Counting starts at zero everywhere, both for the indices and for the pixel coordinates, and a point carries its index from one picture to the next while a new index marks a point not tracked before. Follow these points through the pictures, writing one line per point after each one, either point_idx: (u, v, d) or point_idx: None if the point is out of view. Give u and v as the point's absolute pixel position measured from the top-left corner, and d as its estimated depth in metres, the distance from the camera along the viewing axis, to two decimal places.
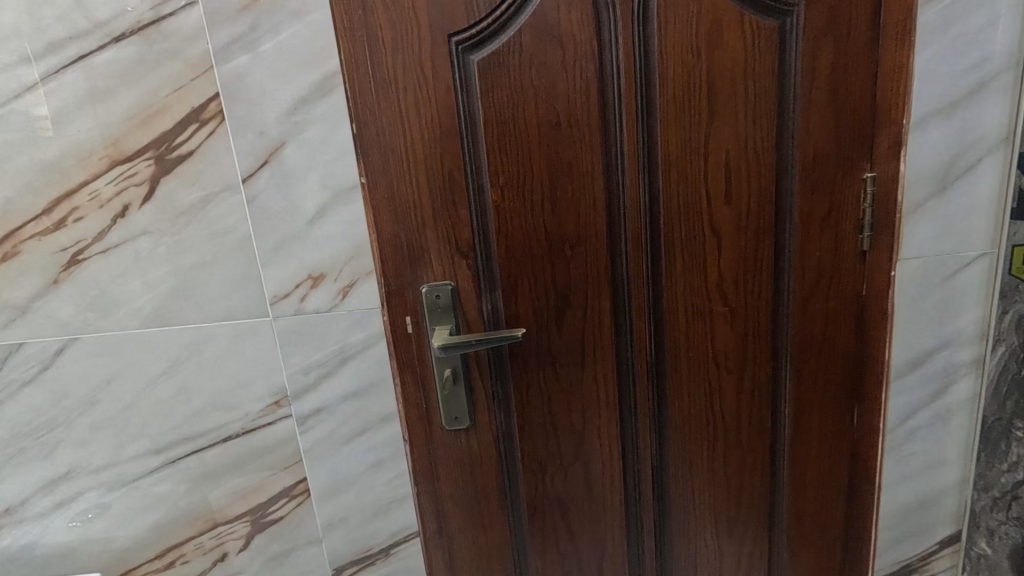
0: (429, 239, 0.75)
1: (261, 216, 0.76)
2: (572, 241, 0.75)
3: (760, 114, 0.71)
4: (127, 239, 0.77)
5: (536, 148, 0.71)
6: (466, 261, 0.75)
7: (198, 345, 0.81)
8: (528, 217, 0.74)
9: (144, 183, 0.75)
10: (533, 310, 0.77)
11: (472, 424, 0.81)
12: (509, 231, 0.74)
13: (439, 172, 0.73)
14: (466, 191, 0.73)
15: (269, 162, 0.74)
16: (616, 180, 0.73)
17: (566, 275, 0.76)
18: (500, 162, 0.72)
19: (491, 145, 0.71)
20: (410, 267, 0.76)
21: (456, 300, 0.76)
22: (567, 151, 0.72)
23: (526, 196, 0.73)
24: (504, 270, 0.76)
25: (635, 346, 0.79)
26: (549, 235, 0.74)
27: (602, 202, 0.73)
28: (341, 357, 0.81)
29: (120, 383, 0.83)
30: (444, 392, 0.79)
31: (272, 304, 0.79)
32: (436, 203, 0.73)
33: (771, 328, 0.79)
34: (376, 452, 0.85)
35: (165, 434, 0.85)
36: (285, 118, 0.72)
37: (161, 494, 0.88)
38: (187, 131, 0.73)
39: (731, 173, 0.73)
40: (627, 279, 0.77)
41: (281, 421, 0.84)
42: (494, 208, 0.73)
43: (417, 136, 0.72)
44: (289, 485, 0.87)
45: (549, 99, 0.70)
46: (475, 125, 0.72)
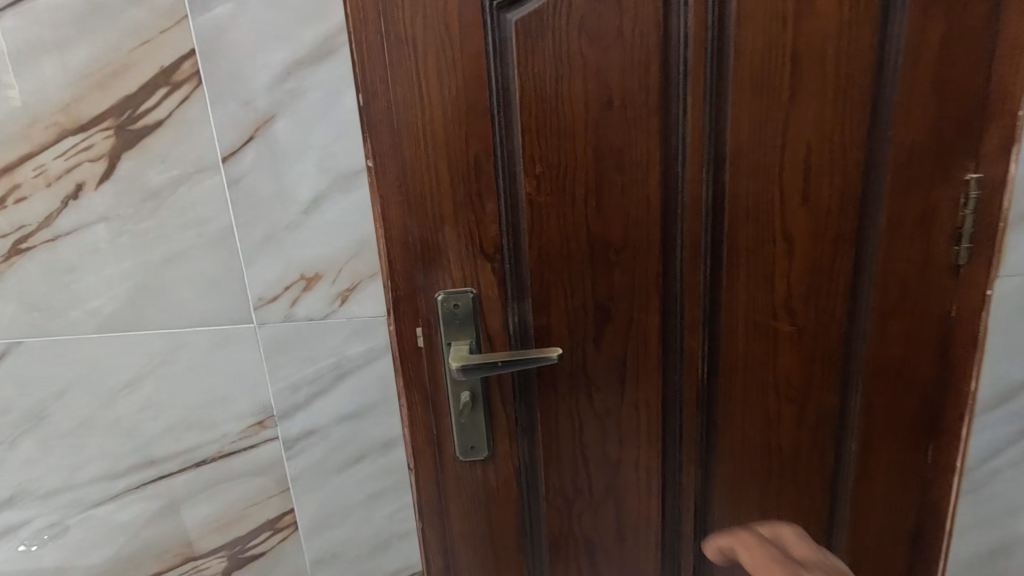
0: (446, 238, 0.62)
1: (244, 204, 0.63)
2: (619, 244, 0.63)
3: (851, 99, 0.59)
4: (81, 226, 0.64)
5: (582, 131, 0.59)
6: (491, 264, 0.63)
7: (167, 354, 0.69)
8: (567, 214, 0.61)
9: (102, 159, 0.62)
10: (567, 325, 0.65)
11: (490, 454, 0.69)
12: (544, 231, 0.62)
13: (462, 156, 0.60)
14: (494, 181, 0.60)
15: (256, 138, 0.61)
16: (674, 173, 0.61)
17: (609, 285, 0.64)
18: (538, 147, 0.59)
19: (528, 126, 0.59)
20: (423, 271, 0.63)
21: (478, 311, 0.64)
22: (619, 136, 0.59)
23: (567, 189, 0.61)
24: (535, 277, 0.63)
25: (684, 368, 0.67)
26: (591, 236, 0.62)
27: (657, 200, 0.61)
28: (338, 373, 0.69)
29: (73, 396, 0.70)
30: (460, 419, 0.67)
31: (256, 309, 0.67)
32: (457, 194, 0.61)
33: (842, 352, 0.68)
34: (376, 481, 0.73)
35: (128, 455, 0.73)
36: (277, 85, 0.59)
37: (123, 523, 0.76)
38: (154, 96, 0.60)
39: (812, 169, 0.61)
40: (680, 291, 0.65)
41: (265, 443, 0.72)
42: (527, 203, 0.61)
43: (437, 111, 0.59)
44: (273, 516, 0.75)
45: (601, 71, 0.58)
46: (508, 101, 0.59)
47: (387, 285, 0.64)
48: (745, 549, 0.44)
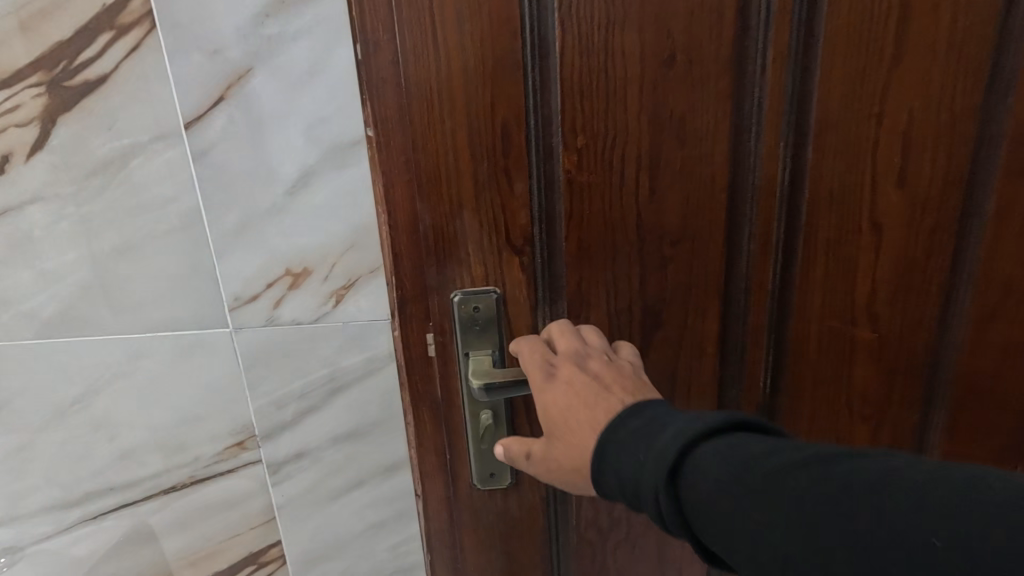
0: (465, 226, 0.50)
1: (214, 182, 0.51)
2: (675, 235, 0.51)
3: (967, 56, 0.48)
4: (10, 208, 0.52)
5: (637, 93, 0.48)
6: (519, 259, 0.52)
7: (125, 364, 0.57)
8: (615, 198, 0.50)
9: (32, 124, 0.49)
10: (608, 332, 0.54)
11: (514, 482, 0.59)
12: (585, 218, 0.51)
13: (487, 124, 0.48)
14: (526, 156, 0.49)
15: (227, 98, 0.49)
16: (746, 148, 0.50)
17: (661, 284, 0.53)
18: (580, 112, 0.48)
19: (569, 86, 0.47)
20: (436, 266, 0.52)
21: (502, 315, 0.53)
22: (682, 100, 0.48)
23: (614, 166, 0.49)
24: (573, 275, 0.52)
25: (744, 381, 0.57)
26: (642, 225, 0.51)
27: (724, 181, 0.50)
28: (332, 386, 0.58)
29: (11, 414, 0.58)
30: (480, 444, 0.57)
31: (232, 311, 0.55)
32: (480, 172, 0.49)
33: (929, 364, 0.57)
34: (377, 510, 0.63)
35: (82, 482, 0.61)
36: (253, 32, 0.47)
37: (79, 558, 0.65)
38: (96, 44, 0.48)
39: (912, 143, 0.50)
40: (743, 291, 0.54)
41: (246, 468, 0.61)
42: (566, 183, 0.50)
43: (456, 65, 0.46)
44: (257, 550, 0.65)
45: (664, 17, 0.46)
46: (546, 53, 0.47)
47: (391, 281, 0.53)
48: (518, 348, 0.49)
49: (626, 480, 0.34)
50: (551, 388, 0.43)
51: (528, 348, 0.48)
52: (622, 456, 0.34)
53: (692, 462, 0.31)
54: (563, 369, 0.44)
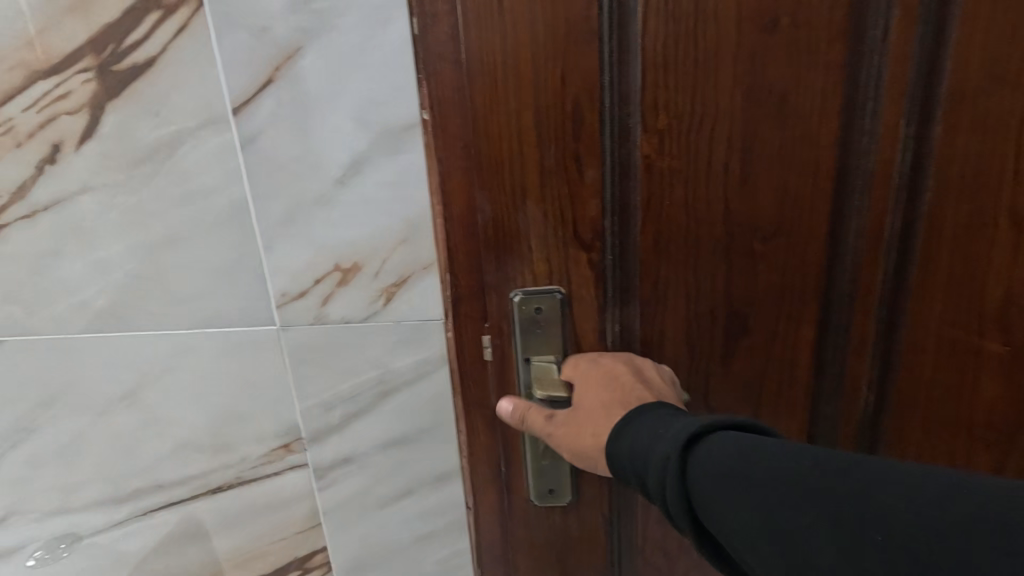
0: (529, 220, 0.46)
1: (261, 170, 0.48)
2: (771, 227, 0.46)
3: None
4: (61, 199, 0.50)
5: (731, 63, 0.42)
6: (589, 255, 0.47)
7: (174, 360, 0.56)
8: (702, 187, 0.45)
9: (82, 111, 0.48)
10: (686, 338, 0.49)
11: (573, 500, 0.55)
12: (665, 209, 0.46)
13: (555, 103, 0.43)
14: (599, 139, 0.44)
15: (275, 80, 0.45)
16: (855, 124, 0.44)
17: (750, 283, 0.47)
18: (664, 88, 0.43)
19: (653, 59, 0.42)
20: (494, 263, 0.47)
21: (567, 316, 0.49)
22: (786, 73, 0.42)
23: (700, 149, 0.44)
24: (648, 273, 0.47)
25: (846, 394, 0.51)
26: (732, 217, 0.46)
27: (830, 164, 0.44)
28: (381, 389, 0.54)
29: (64, 407, 0.58)
30: (540, 460, 0.53)
31: (279, 308, 0.52)
32: (546, 158, 0.44)
33: None
34: (426, 520, 0.59)
35: (131, 478, 0.60)
36: (303, 7, 0.44)
37: (129, 553, 0.64)
38: (144, 24, 0.45)
39: None
40: (852, 291, 0.48)
41: (292, 470, 0.59)
42: (645, 171, 0.45)
43: (523, 35, 0.42)
44: (302, 554, 0.62)
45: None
46: (628, 22, 0.42)
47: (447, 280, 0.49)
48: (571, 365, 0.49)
49: (640, 449, 0.39)
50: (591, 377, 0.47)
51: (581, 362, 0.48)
52: (639, 434, 0.40)
53: (703, 438, 0.36)
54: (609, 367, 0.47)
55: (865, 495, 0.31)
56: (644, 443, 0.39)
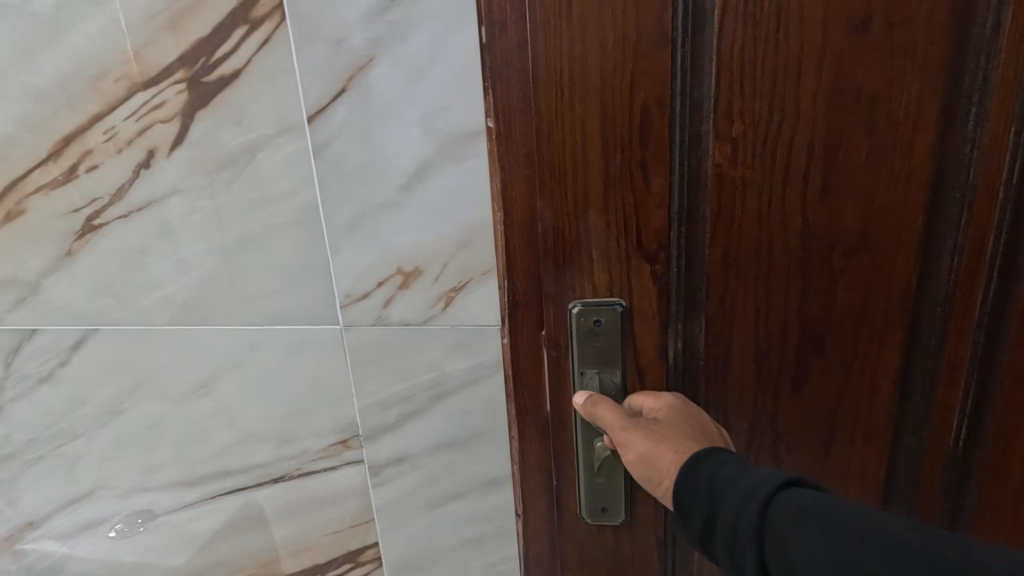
0: (589, 230, 0.45)
1: (333, 175, 0.50)
2: (853, 241, 0.45)
3: None
4: (153, 201, 0.54)
5: (816, 71, 0.41)
6: (652, 268, 0.46)
7: (245, 354, 0.59)
8: (780, 198, 0.44)
9: (174, 120, 0.51)
10: (750, 353, 0.48)
11: (627, 520, 0.53)
12: (738, 220, 0.45)
13: (624, 111, 0.43)
14: (666, 148, 0.43)
15: (349, 89, 0.47)
16: (948, 132, 0.42)
17: (827, 298, 0.46)
18: (742, 97, 0.42)
19: (728, 66, 0.41)
20: (554, 270, 0.47)
21: (626, 328, 0.48)
22: (877, 79, 0.41)
23: (776, 158, 0.43)
24: (714, 287, 0.46)
25: (935, 413, 0.49)
26: (809, 230, 0.44)
27: (925, 177, 0.43)
28: (436, 392, 0.55)
29: (148, 393, 0.62)
30: (594, 478, 0.52)
31: (343, 308, 0.54)
32: (610, 167, 0.44)
33: None
34: (476, 526, 0.59)
35: (203, 463, 0.64)
36: (377, 18, 0.45)
37: (198, 533, 0.68)
38: (232, 38, 0.48)
39: None
40: (939, 308, 0.46)
41: (349, 466, 0.60)
42: (716, 182, 0.44)
43: (591, 42, 0.41)
44: (354, 549, 0.64)
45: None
46: (704, 29, 0.41)
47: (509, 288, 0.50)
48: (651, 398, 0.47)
49: (721, 480, 0.38)
50: (673, 409, 0.45)
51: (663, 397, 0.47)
52: (721, 466, 0.39)
53: (790, 491, 0.35)
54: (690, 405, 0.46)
55: (982, 573, 0.29)
56: (727, 476, 0.38)
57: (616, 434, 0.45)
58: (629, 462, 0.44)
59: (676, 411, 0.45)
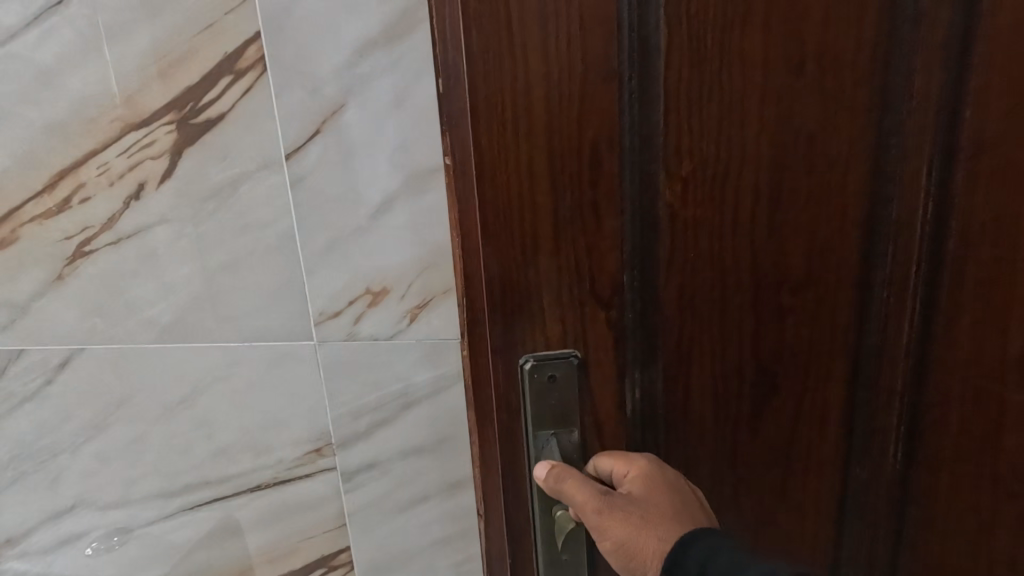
0: (540, 272, 0.46)
1: (309, 206, 0.56)
2: (798, 272, 0.48)
3: None
4: (142, 229, 0.59)
5: (752, 117, 0.45)
6: (606, 309, 0.48)
7: (225, 370, 0.63)
8: (727, 233, 0.47)
9: (164, 157, 0.57)
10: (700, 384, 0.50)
11: None
12: (689, 255, 0.47)
13: (575, 152, 0.44)
14: (615, 192, 0.45)
15: (322, 131, 0.54)
16: (872, 171, 0.47)
17: (772, 324, 0.49)
18: (687, 138, 0.44)
19: (676, 110, 0.44)
20: (503, 320, 0.47)
21: (582, 381, 0.49)
22: (811, 125, 0.45)
23: (718, 194, 0.46)
24: (672, 322, 0.48)
25: (881, 429, 0.53)
26: (757, 262, 0.48)
27: (858, 212, 0.48)
28: (403, 401, 0.60)
29: (131, 408, 0.66)
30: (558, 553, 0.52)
31: (317, 325, 0.59)
32: (563, 210, 0.45)
33: None
34: (442, 526, 0.64)
35: (182, 474, 0.68)
36: (347, 70, 0.52)
37: (178, 543, 0.71)
38: (218, 86, 0.54)
39: None
40: (877, 330, 0.51)
41: (322, 473, 0.65)
42: (668, 221, 0.46)
43: (538, 86, 0.42)
44: (328, 553, 0.68)
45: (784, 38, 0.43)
46: (648, 77, 0.44)
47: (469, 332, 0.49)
48: (624, 469, 0.48)
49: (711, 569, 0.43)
50: (645, 489, 0.46)
51: (637, 471, 0.47)
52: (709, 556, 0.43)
53: None
54: (664, 479, 0.47)
55: None
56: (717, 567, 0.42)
57: (586, 514, 0.46)
58: (608, 547, 0.46)
59: (648, 480, 0.47)
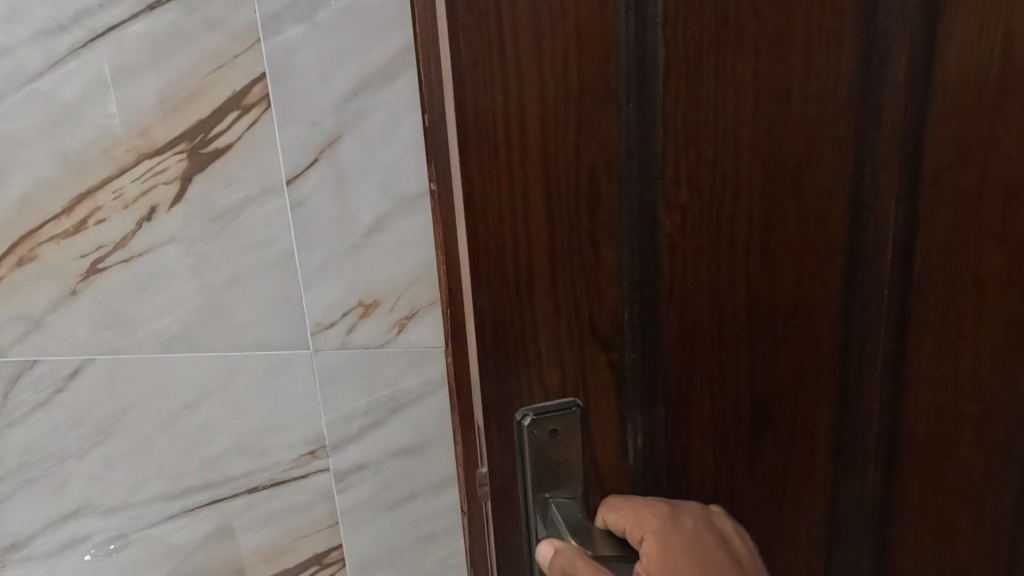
0: (537, 320, 0.34)
1: (307, 226, 0.62)
2: (786, 315, 0.37)
3: None
4: (152, 247, 0.65)
5: (749, 116, 0.33)
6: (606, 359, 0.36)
7: (226, 377, 0.68)
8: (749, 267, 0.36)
9: (175, 182, 0.63)
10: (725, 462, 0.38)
11: None
12: (685, 297, 0.36)
13: (571, 173, 0.32)
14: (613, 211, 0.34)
15: (320, 159, 0.60)
16: (855, 188, 0.36)
17: (771, 378, 0.38)
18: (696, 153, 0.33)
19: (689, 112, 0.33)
20: (494, 383, 0.35)
21: (587, 434, 0.37)
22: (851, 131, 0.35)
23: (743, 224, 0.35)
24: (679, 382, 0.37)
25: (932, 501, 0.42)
26: (752, 302, 0.36)
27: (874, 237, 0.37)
28: (392, 405, 0.65)
29: (137, 415, 0.71)
30: None
31: (312, 335, 0.65)
32: (542, 235, 0.33)
33: None
34: (427, 523, 0.69)
35: (184, 477, 0.72)
36: (343, 106, 0.58)
37: (177, 544, 0.75)
38: (227, 119, 0.60)
39: None
40: (859, 401, 0.40)
41: (316, 475, 0.70)
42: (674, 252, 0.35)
43: (530, 85, 0.31)
44: (321, 551, 0.72)
45: (782, 22, 0.33)
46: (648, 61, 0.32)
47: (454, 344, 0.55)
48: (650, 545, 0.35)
49: None
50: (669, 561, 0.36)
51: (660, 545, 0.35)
52: None
53: None
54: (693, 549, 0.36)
55: None
56: None
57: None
58: None
59: (667, 555, 0.35)
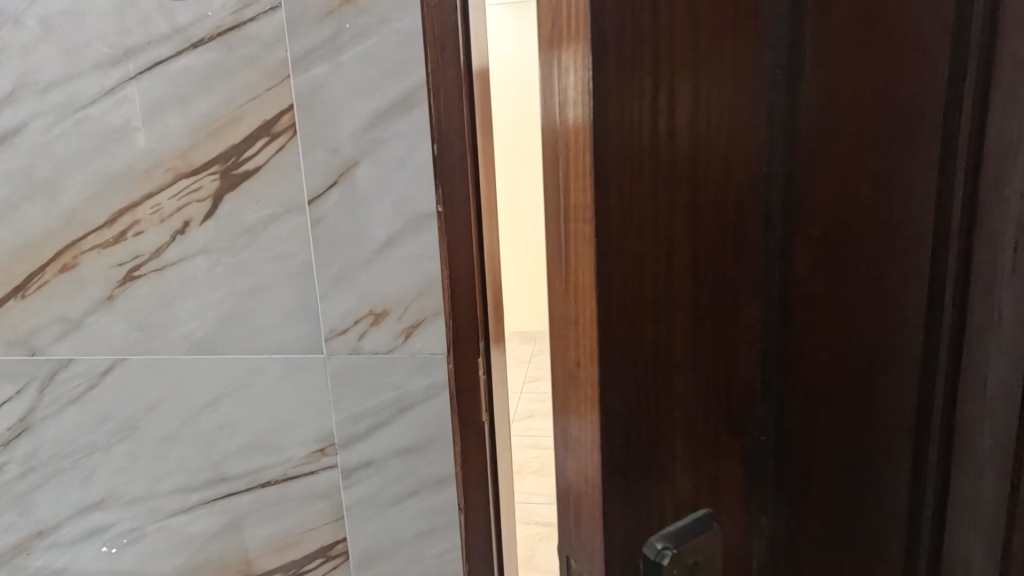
0: (675, 402, 0.28)
1: (326, 241, 0.68)
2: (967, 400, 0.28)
3: None
4: (185, 257, 0.71)
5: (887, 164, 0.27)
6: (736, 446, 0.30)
7: (246, 378, 0.74)
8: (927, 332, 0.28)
9: (208, 199, 0.69)
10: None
11: None
12: (813, 383, 0.30)
13: (718, 226, 0.28)
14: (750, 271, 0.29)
15: (340, 182, 0.66)
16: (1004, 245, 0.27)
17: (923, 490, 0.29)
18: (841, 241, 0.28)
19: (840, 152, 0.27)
20: (622, 495, 0.29)
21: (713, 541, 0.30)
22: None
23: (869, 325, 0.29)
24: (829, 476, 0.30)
25: None
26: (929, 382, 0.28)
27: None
28: (398, 407, 0.71)
29: (162, 411, 0.77)
30: None
31: (327, 340, 0.71)
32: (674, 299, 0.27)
33: None
34: (427, 519, 0.74)
35: (203, 470, 0.78)
36: (361, 135, 0.65)
37: (193, 534, 0.80)
38: (257, 144, 0.67)
39: None
40: None
41: (325, 470, 0.75)
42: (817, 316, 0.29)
43: (670, 125, 0.26)
44: (327, 543, 0.77)
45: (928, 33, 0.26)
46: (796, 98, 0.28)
47: (458, 342, 0.68)
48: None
49: None
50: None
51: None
52: None
53: None
54: None
55: None
56: None
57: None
58: None
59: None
